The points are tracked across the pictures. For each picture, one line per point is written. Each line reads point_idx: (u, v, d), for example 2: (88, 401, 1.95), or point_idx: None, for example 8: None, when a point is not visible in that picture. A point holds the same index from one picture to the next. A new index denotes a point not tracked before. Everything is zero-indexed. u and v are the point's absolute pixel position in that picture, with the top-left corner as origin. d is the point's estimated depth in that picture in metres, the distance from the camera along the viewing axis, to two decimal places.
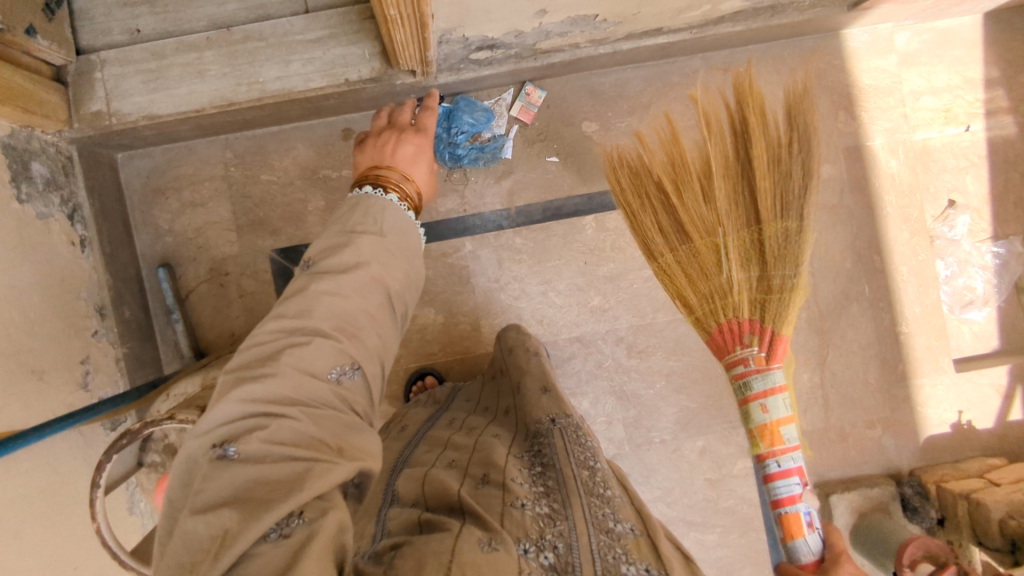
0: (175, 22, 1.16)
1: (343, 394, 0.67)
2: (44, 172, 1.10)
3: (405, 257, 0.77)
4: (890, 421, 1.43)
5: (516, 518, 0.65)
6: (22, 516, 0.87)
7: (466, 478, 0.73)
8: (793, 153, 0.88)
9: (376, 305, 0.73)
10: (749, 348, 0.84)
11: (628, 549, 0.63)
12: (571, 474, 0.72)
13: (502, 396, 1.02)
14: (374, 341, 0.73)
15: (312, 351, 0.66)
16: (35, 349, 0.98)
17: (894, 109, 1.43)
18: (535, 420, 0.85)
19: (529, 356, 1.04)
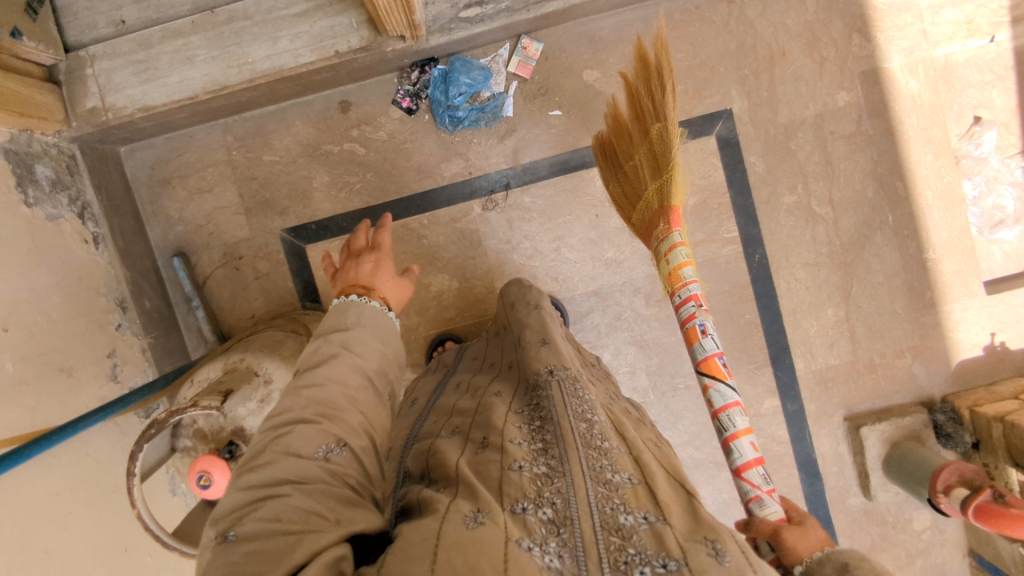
0: (158, 8, 1.14)
1: (333, 467, 0.63)
2: (50, 173, 1.10)
3: (376, 341, 0.77)
4: (919, 349, 1.40)
5: (512, 482, 0.62)
6: (69, 507, 0.91)
7: (466, 446, 0.71)
8: (658, 84, 0.97)
9: (356, 388, 0.71)
10: (659, 228, 0.91)
11: (626, 498, 0.60)
12: (569, 425, 0.69)
13: (505, 350, 0.99)
14: (359, 418, 0.70)
15: (297, 434, 0.63)
16: (62, 348, 1.01)
17: (911, 27, 1.36)
18: (534, 373, 0.81)
19: (529, 309, 0.99)
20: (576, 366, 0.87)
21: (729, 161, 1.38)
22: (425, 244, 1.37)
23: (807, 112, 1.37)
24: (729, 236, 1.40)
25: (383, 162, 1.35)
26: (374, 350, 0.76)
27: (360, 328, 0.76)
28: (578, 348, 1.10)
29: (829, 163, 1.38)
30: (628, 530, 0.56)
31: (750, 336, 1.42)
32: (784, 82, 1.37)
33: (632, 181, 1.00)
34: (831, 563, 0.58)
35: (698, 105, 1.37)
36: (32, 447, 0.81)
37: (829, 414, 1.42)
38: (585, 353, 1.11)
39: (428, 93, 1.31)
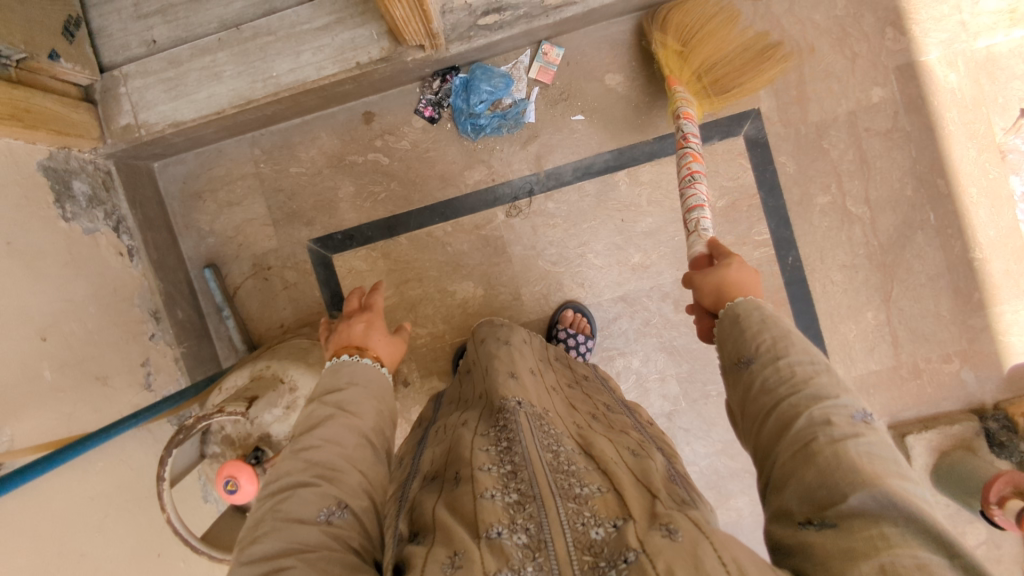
0: (187, 27, 1.17)
1: (333, 530, 0.63)
2: (86, 189, 1.14)
3: (372, 399, 0.78)
4: (968, 353, 1.33)
5: (486, 510, 0.60)
6: (103, 512, 0.92)
7: (441, 485, 0.68)
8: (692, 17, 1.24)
9: (353, 447, 0.72)
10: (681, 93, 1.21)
11: (596, 510, 0.59)
12: (536, 452, 0.68)
13: (475, 383, 0.97)
14: (358, 479, 0.70)
15: (297, 500, 0.64)
16: (98, 357, 1.02)
17: (948, 18, 1.30)
18: (501, 400, 0.80)
19: (499, 343, 1.00)
20: (544, 398, 0.86)
21: (759, 161, 1.34)
22: (450, 252, 1.37)
23: (840, 109, 1.33)
24: (760, 239, 1.34)
25: (407, 171, 1.36)
26: (369, 406, 0.77)
27: (353, 389, 0.77)
28: (564, 364, 1.11)
29: (864, 161, 1.33)
30: (600, 545, 0.55)
31: None
32: (815, 80, 1.33)
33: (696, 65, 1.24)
34: (730, 316, 0.70)
35: (726, 106, 1.34)
36: (68, 452, 0.82)
37: None
38: (574, 368, 1.13)
39: (450, 100, 1.32)
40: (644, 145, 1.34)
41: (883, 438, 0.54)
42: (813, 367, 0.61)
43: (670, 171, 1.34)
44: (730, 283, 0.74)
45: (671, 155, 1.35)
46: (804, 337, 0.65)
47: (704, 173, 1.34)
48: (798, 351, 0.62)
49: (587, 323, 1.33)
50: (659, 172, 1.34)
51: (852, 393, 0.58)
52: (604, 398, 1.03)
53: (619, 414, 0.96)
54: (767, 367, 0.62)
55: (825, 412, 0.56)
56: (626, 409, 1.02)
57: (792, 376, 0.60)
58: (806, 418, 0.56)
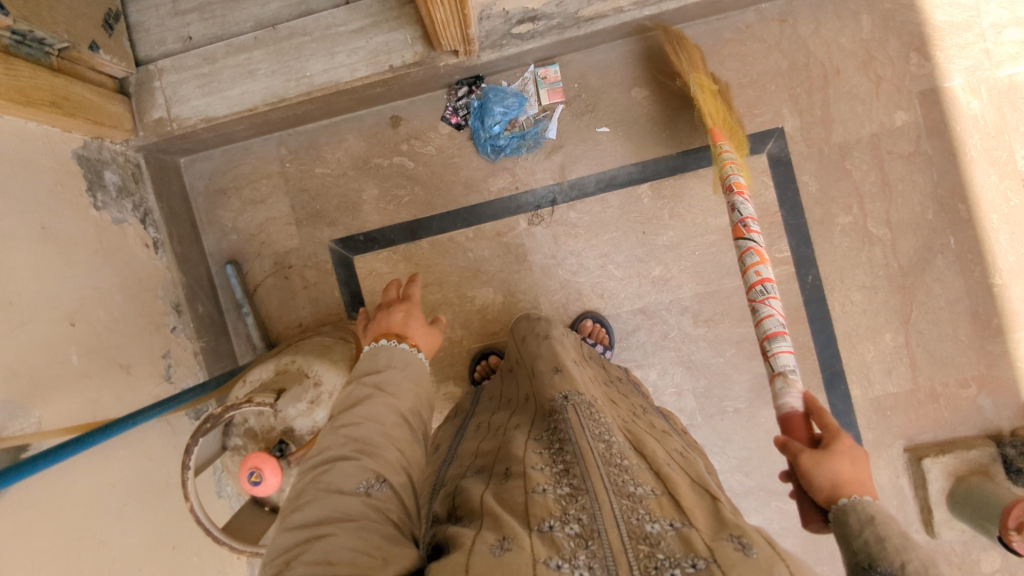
0: (223, 25, 1.19)
1: (372, 501, 0.63)
2: (116, 179, 1.14)
3: (407, 382, 0.78)
4: (986, 378, 1.32)
5: (537, 504, 0.60)
6: (123, 499, 0.91)
7: (490, 479, 0.68)
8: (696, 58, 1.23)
9: (391, 426, 0.72)
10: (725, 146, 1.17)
11: (651, 509, 0.59)
12: (588, 445, 0.68)
13: (520, 384, 0.97)
14: (396, 455, 0.70)
15: (336, 472, 0.65)
16: (122, 345, 1.02)
17: (973, 46, 1.32)
18: (550, 399, 0.81)
19: (541, 341, 1.00)
20: (592, 392, 0.86)
21: (781, 179, 1.35)
22: (471, 258, 1.37)
23: (863, 131, 1.34)
24: (780, 256, 1.35)
25: (432, 176, 1.37)
26: (407, 391, 0.77)
27: (392, 369, 0.77)
28: (599, 364, 1.11)
29: (886, 183, 1.34)
30: (654, 538, 0.55)
31: (803, 359, 1.36)
32: (839, 101, 1.34)
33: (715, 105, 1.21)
34: (870, 530, 0.60)
35: (751, 123, 1.35)
36: (96, 436, 0.82)
37: (887, 444, 1.35)
38: (608, 368, 1.13)
39: (469, 122, 1.34)
40: (669, 158, 1.35)
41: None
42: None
43: (693, 186, 1.35)
44: (846, 478, 0.67)
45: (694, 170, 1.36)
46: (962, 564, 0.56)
47: None
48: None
49: (606, 334, 1.33)
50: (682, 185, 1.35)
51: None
52: (639, 399, 1.03)
53: (657, 417, 0.96)
54: (917, 573, 0.54)
55: None
56: (661, 414, 1.02)
57: None
58: None
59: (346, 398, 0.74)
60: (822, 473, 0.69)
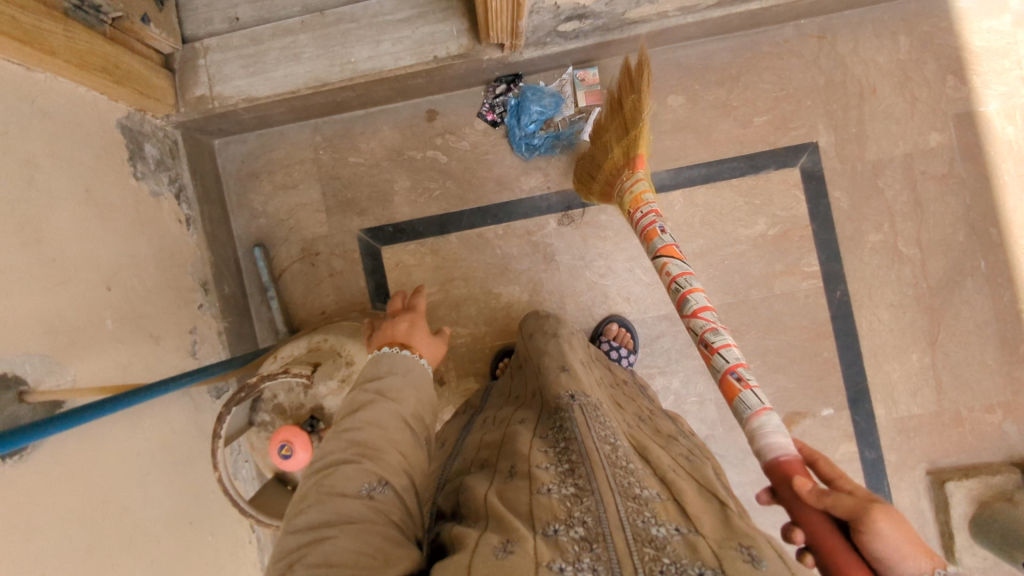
0: (271, 8, 1.20)
1: (376, 504, 0.62)
2: (156, 153, 1.15)
3: (412, 388, 0.77)
4: (1012, 405, 1.31)
5: (541, 505, 0.59)
6: (147, 468, 0.90)
7: (494, 477, 0.67)
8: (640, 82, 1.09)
9: (395, 430, 0.71)
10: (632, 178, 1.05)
11: (656, 513, 0.58)
12: (593, 447, 0.66)
13: (528, 381, 0.95)
14: (400, 459, 0.69)
15: (339, 475, 0.63)
16: (152, 316, 1.02)
17: (1009, 72, 1.32)
18: (556, 398, 0.79)
19: (547, 338, 0.99)
20: (597, 392, 0.85)
21: (813, 193, 1.35)
22: (498, 255, 1.37)
23: (896, 150, 1.34)
24: (809, 270, 1.35)
25: (464, 171, 1.37)
26: (410, 394, 0.76)
27: (394, 375, 0.77)
28: (605, 366, 1.10)
29: (918, 204, 1.33)
30: (661, 541, 0.54)
31: (827, 376, 1.35)
32: (874, 119, 1.34)
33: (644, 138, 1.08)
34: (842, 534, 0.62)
35: (785, 136, 1.35)
36: (130, 398, 0.80)
37: (910, 466, 1.34)
38: (613, 371, 1.12)
39: (504, 120, 1.34)
40: (700, 167, 1.36)
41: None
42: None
43: (725, 196, 1.36)
44: (920, 542, 0.52)
45: (726, 179, 1.36)
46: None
47: (757, 201, 1.35)
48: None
49: (631, 338, 1.32)
50: (713, 195, 1.36)
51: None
52: (646, 403, 1.03)
53: (663, 420, 0.95)
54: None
55: None
56: (668, 418, 1.01)
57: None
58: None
59: (350, 405, 0.73)
60: (893, 543, 0.52)
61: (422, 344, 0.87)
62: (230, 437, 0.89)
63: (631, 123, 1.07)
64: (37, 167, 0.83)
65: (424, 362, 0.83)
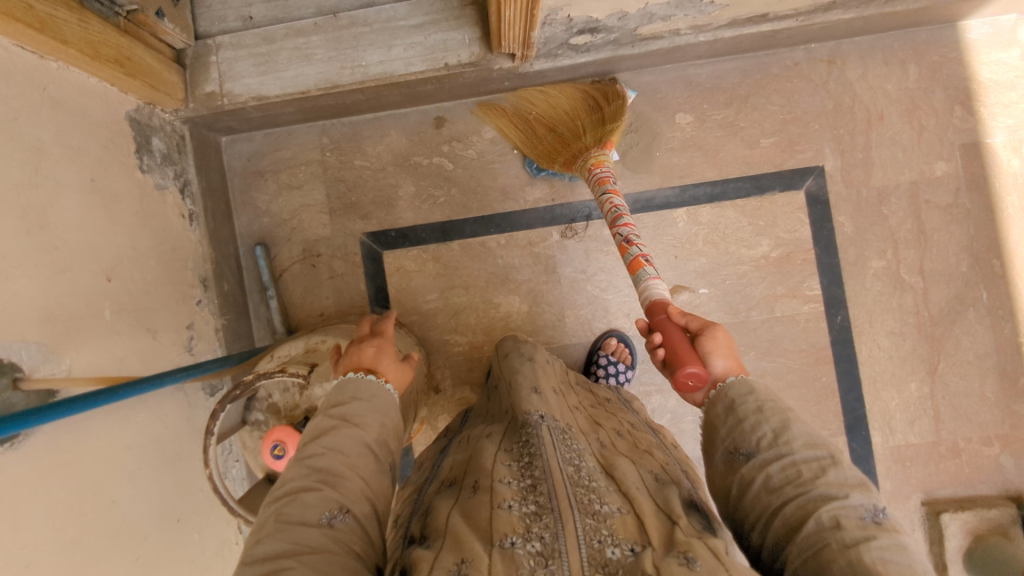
0: (285, 9, 1.20)
1: (335, 534, 0.62)
2: (162, 147, 1.15)
3: (381, 413, 0.76)
4: (1009, 438, 1.31)
5: (501, 520, 0.60)
6: (137, 463, 0.89)
7: (459, 494, 0.67)
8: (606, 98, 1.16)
9: (359, 454, 0.70)
10: (596, 151, 1.13)
11: (614, 530, 0.58)
12: (558, 465, 0.66)
13: (501, 397, 0.94)
14: (362, 484, 0.68)
15: (298, 504, 0.63)
16: (150, 309, 1.01)
17: (1017, 105, 1.32)
18: (523, 414, 0.79)
19: (523, 359, 0.98)
20: (567, 417, 0.84)
21: (817, 217, 1.34)
22: (500, 264, 1.37)
23: (902, 178, 1.34)
24: (811, 294, 1.34)
25: (469, 179, 1.37)
26: (377, 418, 0.75)
27: (359, 400, 0.74)
28: (586, 389, 1.10)
29: (922, 232, 1.33)
30: (615, 565, 0.54)
31: (825, 401, 1.34)
32: (880, 146, 1.34)
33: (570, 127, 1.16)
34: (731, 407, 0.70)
35: (791, 159, 1.35)
36: (126, 390, 0.79)
37: (905, 495, 1.33)
38: (595, 392, 1.11)
39: None
40: (706, 186, 1.36)
41: (896, 541, 0.55)
42: (818, 464, 0.62)
43: (730, 216, 1.35)
44: (737, 357, 0.75)
45: (731, 200, 1.36)
46: (802, 424, 0.66)
47: (762, 222, 1.35)
48: (802, 449, 0.63)
49: (629, 353, 1.32)
50: (718, 214, 1.35)
51: (863, 490, 0.59)
52: (629, 418, 1.02)
53: (643, 435, 0.94)
54: (770, 465, 0.63)
55: (833, 514, 0.57)
56: (653, 429, 1.01)
57: (797, 476, 0.61)
58: (816, 521, 0.57)
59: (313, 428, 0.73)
60: (723, 344, 0.75)
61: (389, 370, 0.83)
62: (224, 435, 0.88)
63: (611, 117, 1.13)
64: (45, 155, 0.83)
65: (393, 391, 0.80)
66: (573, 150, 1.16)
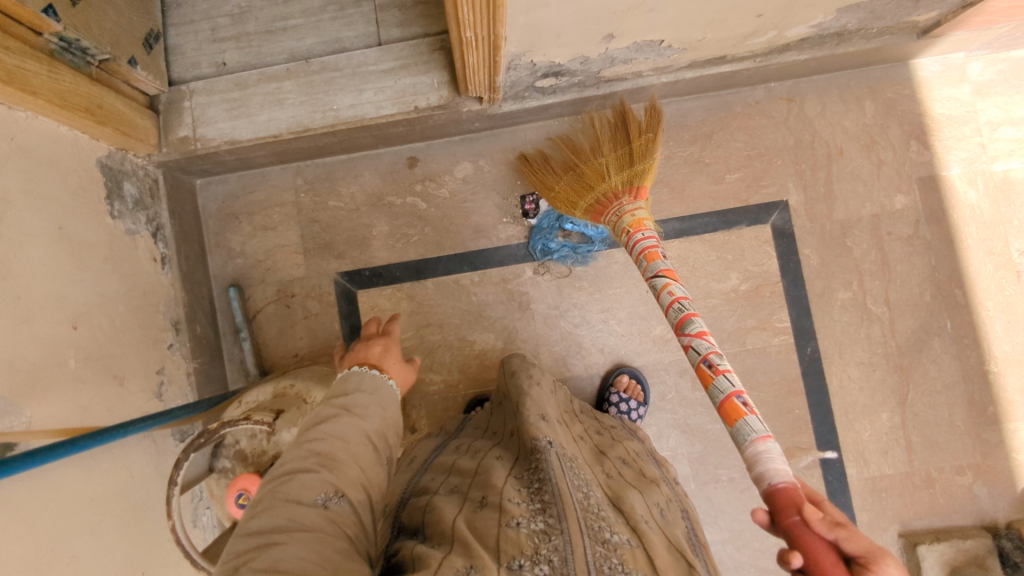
0: (258, 55, 1.23)
1: (330, 514, 0.64)
2: (134, 192, 1.15)
3: (380, 408, 0.78)
4: (981, 467, 1.32)
5: (510, 538, 0.62)
6: (100, 515, 0.88)
7: (464, 503, 0.70)
8: (637, 133, 1.10)
9: (357, 444, 0.72)
10: (623, 200, 1.04)
11: (625, 560, 0.61)
12: (567, 490, 0.68)
13: (506, 417, 0.95)
14: (358, 472, 0.70)
15: (296, 483, 0.65)
16: (118, 355, 1.01)
17: (970, 138, 1.38)
18: (531, 439, 0.79)
19: (531, 382, 0.97)
20: (571, 448, 0.84)
21: (784, 250, 1.37)
22: (474, 302, 1.38)
23: (863, 211, 1.38)
24: (780, 326, 1.37)
25: (442, 218, 1.39)
26: (375, 411, 0.77)
27: (360, 393, 0.78)
28: (590, 416, 1.11)
29: (886, 263, 1.36)
30: None
31: (798, 434, 1.35)
32: (842, 180, 1.38)
33: (592, 170, 1.10)
34: None
35: (756, 194, 1.39)
36: (86, 441, 0.78)
37: (882, 527, 1.33)
38: (602, 419, 1.13)
39: (537, 215, 1.36)
40: (674, 222, 1.39)
41: None
42: None
43: (698, 250, 1.38)
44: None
45: (699, 234, 1.38)
46: None
47: (730, 256, 1.38)
48: None
49: (640, 390, 1.32)
50: (686, 249, 1.38)
51: None
52: (633, 445, 1.03)
53: (648, 465, 0.96)
54: None
55: None
56: (657, 462, 1.02)
57: None
58: None
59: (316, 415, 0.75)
60: None
61: (391, 368, 0.88)
62: (187, 484, 0.88)
63: (640, 155, 1.07)
64: (10, 205, 0.84)
65: (395, 386, 0.84)
66: (598, 194, 1.09)
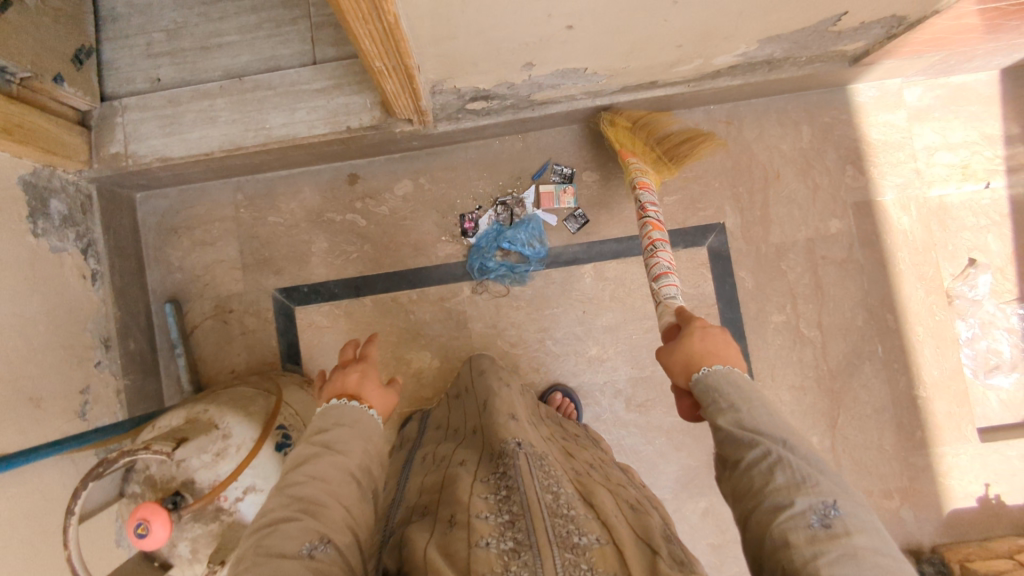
0: (192, 71, 1.23)
1: (315, 565, 0.62)
2: (62, 209, 1.15)
3: (361, 439, 0.76)
4: (908, 491, 1.34)
5: (480, 559, 0.63)
6: (4, 540, 0.88)
7: (434, 528, 0.69)
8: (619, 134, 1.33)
9: (339, 484, 0.71)
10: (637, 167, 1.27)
11: (594, 563, 0.62)
12: (536, 496, 0.70)
13: (468, 416, 0.99)
14: (342, 514, 0.69)
15: (279, 535, 0.63)
16: (34, 377, 1.01)
17: (904, 164, 1.40)
18: (501, 443, 0.81)
19: (500, 382, 1.03)
20: (542, 445, 0.87)
21: (719, 273, 1.39)
22: (412, 320, 1.38)
23: (798, 235, 1.39)
24: None
25: (382, 235, 1.39)
26: (356, 443, 0.75)
27: (342, 427, 0.75)
28: (556, 423, 1.13)
29: (819, 287, 1.38)
30: None
31: None
32: (778, 204, 1.40)
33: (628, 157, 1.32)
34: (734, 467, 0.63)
35: (693, 217, 1.40)
36: None
37: None
38: (566, 427, 1.14)
39: (476, 235, 1.37)
40: (612, 243, 1.39)
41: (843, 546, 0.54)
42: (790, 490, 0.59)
43: (634, 271, 1.38)
44: (720, 351, 0.73)
45: (635, 256, 1.39)
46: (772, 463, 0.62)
47: None
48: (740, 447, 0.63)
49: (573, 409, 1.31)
50: (623, 270, 1.38)
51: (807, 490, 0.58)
52: (595, 452, 1.06)
53: (612, 469, 0.98)
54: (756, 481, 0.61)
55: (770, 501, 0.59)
56: (622, 469, 1.04)
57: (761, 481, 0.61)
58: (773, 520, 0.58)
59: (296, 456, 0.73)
60: (709, 339, 0.75)
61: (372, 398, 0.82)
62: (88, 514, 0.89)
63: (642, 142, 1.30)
64: None
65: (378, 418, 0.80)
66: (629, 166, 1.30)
